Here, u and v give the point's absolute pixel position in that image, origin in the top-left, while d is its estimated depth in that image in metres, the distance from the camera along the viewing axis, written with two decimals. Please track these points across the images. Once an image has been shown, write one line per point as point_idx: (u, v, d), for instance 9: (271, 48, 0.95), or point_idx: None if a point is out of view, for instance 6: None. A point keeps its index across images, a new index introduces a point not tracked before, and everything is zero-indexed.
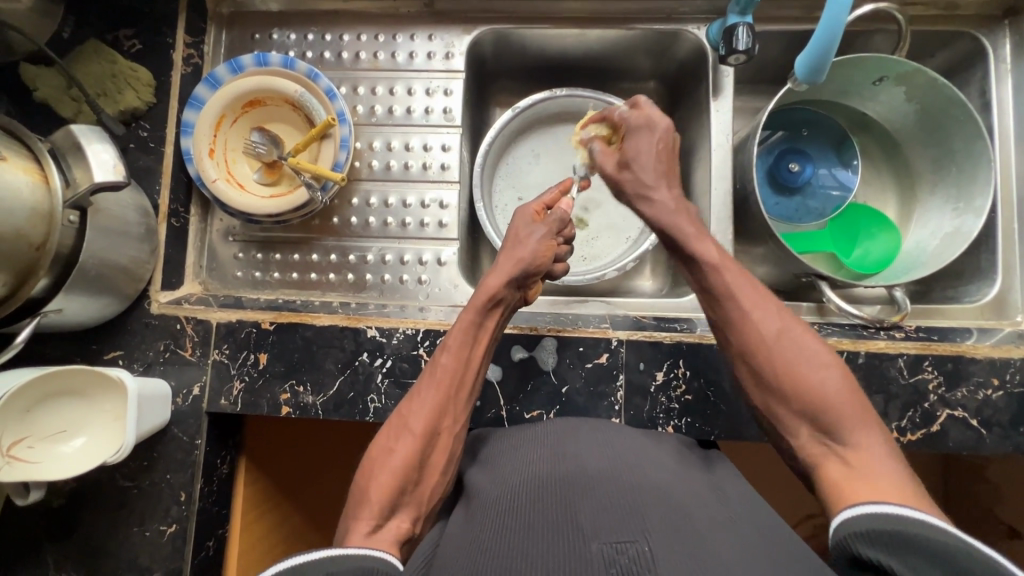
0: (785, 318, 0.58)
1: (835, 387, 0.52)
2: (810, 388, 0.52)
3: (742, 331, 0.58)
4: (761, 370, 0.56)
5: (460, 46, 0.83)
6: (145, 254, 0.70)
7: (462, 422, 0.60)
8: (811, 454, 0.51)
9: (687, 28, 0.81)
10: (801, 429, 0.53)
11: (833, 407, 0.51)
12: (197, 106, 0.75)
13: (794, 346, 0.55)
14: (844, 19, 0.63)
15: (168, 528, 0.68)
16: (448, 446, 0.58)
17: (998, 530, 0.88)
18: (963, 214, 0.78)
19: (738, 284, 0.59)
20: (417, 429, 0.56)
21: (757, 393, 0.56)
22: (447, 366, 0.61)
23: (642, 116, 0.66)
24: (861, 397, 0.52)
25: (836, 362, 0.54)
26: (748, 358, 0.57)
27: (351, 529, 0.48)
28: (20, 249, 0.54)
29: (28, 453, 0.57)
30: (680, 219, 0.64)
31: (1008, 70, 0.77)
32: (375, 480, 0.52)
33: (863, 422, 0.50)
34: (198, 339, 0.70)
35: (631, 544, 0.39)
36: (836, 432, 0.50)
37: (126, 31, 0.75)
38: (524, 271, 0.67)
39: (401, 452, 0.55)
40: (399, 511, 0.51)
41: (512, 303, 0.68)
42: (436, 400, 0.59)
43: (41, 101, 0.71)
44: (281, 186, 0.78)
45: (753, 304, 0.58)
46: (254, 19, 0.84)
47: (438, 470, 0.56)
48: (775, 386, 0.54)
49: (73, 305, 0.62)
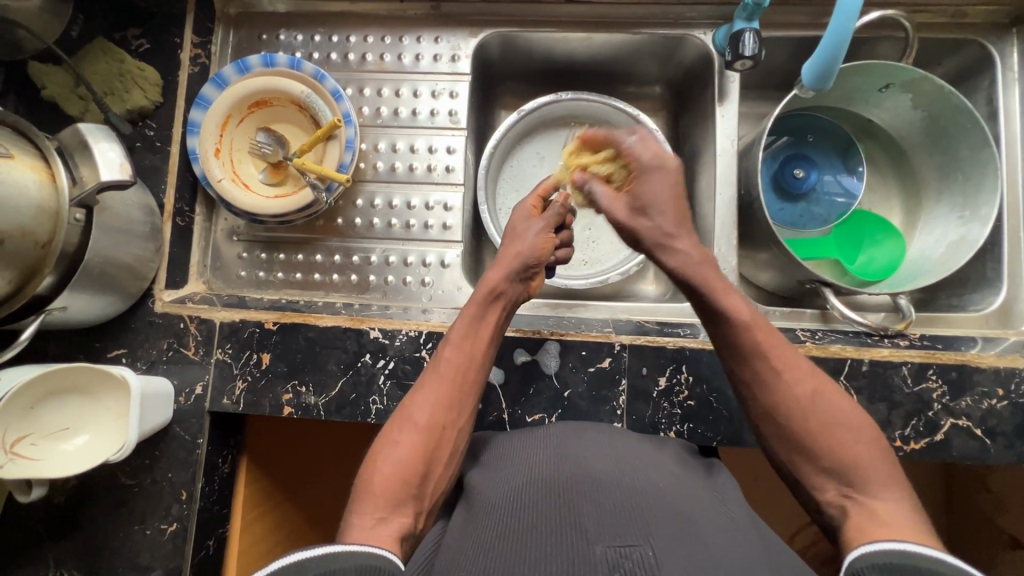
0: (819, 381, 0.57)
1: (866, 448, 0.51)
2: (843, 447, 0.52)
3: (772, 390, 0.57)
4: (789, 427, 0.55)
5: (467, 49, 0.83)
6: (150, 253, 0.70)
7: (466, 418, 0.60)
8: (833, 508, 0.50)
9: (694, 33, 0.81)
10: (825, 484, 0.52)
11: (863, 467, 0.50)
12: (203, 106, 0.75)
13: (828, 408, 0.55)
14: (852, 26, 0.63)
15: (169, 527, 0.68)
16: (451, 442, 0.57)
17: (1000, 541, 0.87)
18: (968, 223, 0.78)
19: (769, 342, 0.59)
20: (421, 421, 0.57)
21: (782, 449, 0.55)
22: (450, 360, 0.62)
23: (654, 155, 0.62)
24: (891, 461, 0.51)
25: (870, 426, 0.54)
26: (776, 415, 0.56)
27: (354, 523, 0.47)
28: (26, 247, 0.54)
29: (31, 451, 0.57)
30: (703, 269, 0.63)
31: (1015, 78, 0.77)
32: (380, 473, 0.52)
33: (892, 480, 0.49)
34: (201, 338, 0.70)
35: (634, 549, 0.39)
36: (862, 486, 0.49)
37: (134, 30, 0.76)
38: (523, 264, 0.68)
39: (405, 445, 0.55)
40: (403, 507, 0.50)
41: (514, 296, 0.68)
42: (438, 394, 0.59)
43: (48, 99, 0.72)
44: (286, 186, 0.78)
45: (783, 364, 0.58)
46: (261, 19, 0.84)
47: (442, 465, 0.56)
48: (804, 442, 0.54)
49: (77, 303, 0.62)
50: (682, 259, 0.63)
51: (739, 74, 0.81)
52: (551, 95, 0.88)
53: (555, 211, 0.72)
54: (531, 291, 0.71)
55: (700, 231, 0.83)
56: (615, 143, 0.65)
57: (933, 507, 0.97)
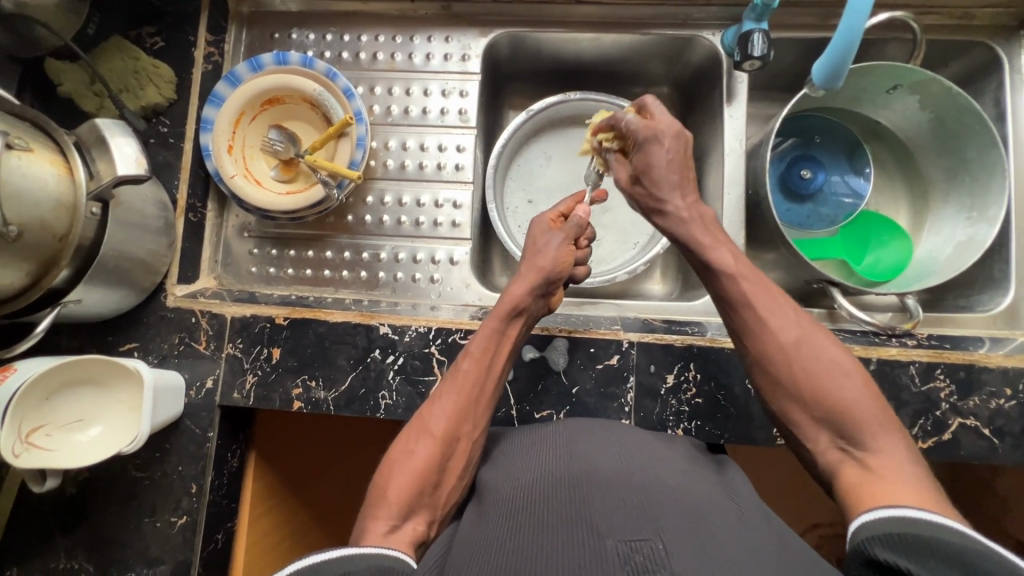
0: (806, 325, 0.57)
1: (854, 393, 0.51)
2: (832, 395, 0.52)
3: (758, 337, 0.57)
4: (778, 376, 0.55)
5: (477, 49, 0.84)
6: (163, 248, 0.71)
7: (481, 429, 0.59)
8: (829, 459, 0.51)
9: (702, 34, 0.81)
10: (819, 435, 0.52)
11: (852, 413, 0.50)
12: (216, 103, 0.76)
13: (814, 352, 0.55)
14: (863, 26, 0.63)
15: (179, 520, 0.68)
16: (466, 451, 0.57)
17: (1007, 543, 0.87)
18: (976, 223, 0.78)
19: (755, 292, 0.59)
20: (437, 433, 0.56)
21: (774, 398, 0.56)
22: (469, 373, 0.61)
23: (648, 129, 0.64)
24: (881, 404, 0.51)
25: (857, 368, 0.53)
26: (765, 364, 0.56)
27: (368, 528, 0.48)
28: (44, 240, 0.55)
29: (45, 441, 0.57)
30: (693, 225, 0.64)
31: (1023, 80, 0.77)
32: (394, 483, 0.52)
33: (882, 426, 0.50)
34: (212, 333, 0.71)
35: (644, 543, 0.39)
36: (855, 437, 0.50)
37: (150, 28, 0.77)
38: (547, 279, 0.67)
39: (421, 456, 0.54)
40: (416, 513, 0.51)
41: (534, 310, 0.68)
42: (456, 404, 0.58)
43: (65, 95, 0.73)
44: (297, 183, 0.79)
45: (770, 310, 0.58)
46: (274, 18, 0.85)
47: (456, 475, 0.56)
48: (794, 391, 0.54)
49: (92, 296, 0.63)
50: (676, 226, 0.65)
51: (746, 75, 0.82)
52: (560, 95, 0.89)
53: (576, 224, 0.72)
54: (551, 303, 0.71)
55: None
56: (619, 117, 0.68)
57: None
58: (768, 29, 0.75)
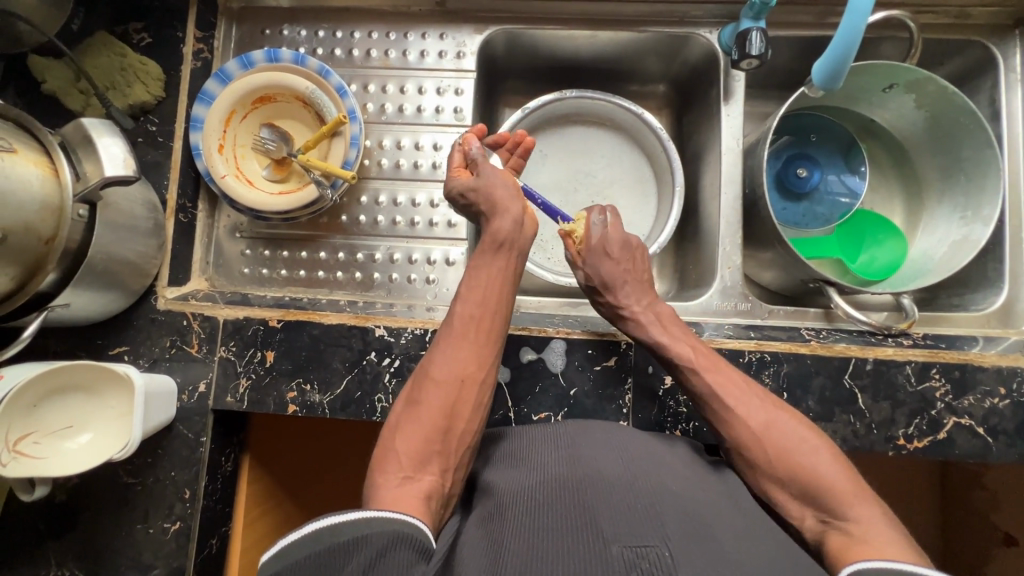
0: (769, 405, 0.59)
1: (830, 468, 0.53)
2: (809, 472, 0.53)
3: (730, 421, 0.59)
4: (757, 460, 0.56)
5: (471, 45, 0.82)
6: (153, 249, 0.69)
7: (487, 369, 0.60)
8: (815, 533, 0.52)
9: (700, 31, 0.81)
10: (804, 511, 0.53)
11: (829, 487, 0.52)
12: (206, 101, 0.74)
13: (783, 430, 0.56)
14: (862, 26, 0.63)
15: (171, 526, 0.67)
16: (476, 394, 0.58)
17: (995, 537, 0.89)
18: (971, 222, 0.78)
19: (718, 382, 0.61)
20: (440, 378, 0.57)
21: (758, 480, 0.56)
22: (463, 316, 0.61)
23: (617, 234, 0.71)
24: (853, 474, 0.53)
25: (823, 443, 0.55)
26: (743, 453, 0.57)
27: (380, 483, 0.49)
28: (29, 243, 0.54)
29: (33, 449, 0.56)
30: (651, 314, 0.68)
31: (1017, 79, 0.78)
32: (403, 434, 0.54)
33: (859, 494, 0.50)
34: (204, 335, 0.70)
35: (651, 549, 0.39)
36: (834, 509, 0.50)
37: (137, 24, 0.75)
38: (512, 199, 0.67)
39: (427, 405, 0.55)
40: (430, 464, 0.52)
41: (524, 240, 0.67)
42: (455, 350, 0.59)
43: (49, 93, 0.71)
44: (290, 183, 0.78)
45: (737, 401, 0.59)
46: (265, 14, 0.83)
47: (467, 418, 0.56)
48: (773, 472, 0.55)
49: (79, 300, 0.62)
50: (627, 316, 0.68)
51: (744, 73, 0.82)
52: (555, 92, 0.87)
53: (480, 156, 0.70)
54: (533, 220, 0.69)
55: (704, 230, 0.84)
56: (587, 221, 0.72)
57: (928, 504, 0.98)
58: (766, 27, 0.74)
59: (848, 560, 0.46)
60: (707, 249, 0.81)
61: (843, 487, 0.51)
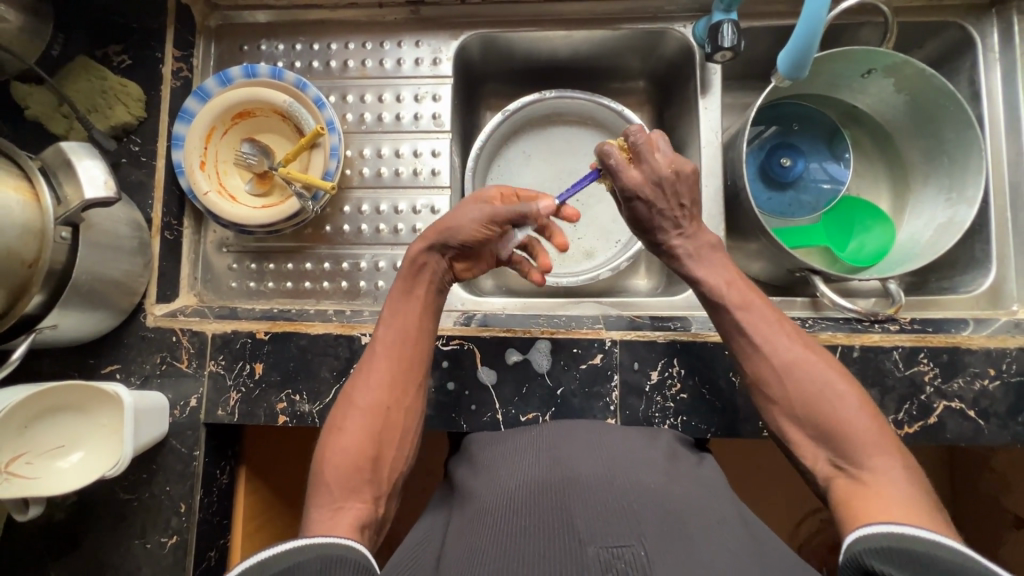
0: (805, 349, 0.59)
1: (856, 416, 0.53)
2: (829, 418, 0.54)
3: (759, 359, 0.60)
4: (781, 400, 0.58)
5: (447, 52, 0.83)
6: (139, 268, 0.70)
7: (411, 394, 0.62)
8: (828, 479, 0.53)
9: (674, 26, 0.81)
10: (820, 455, 0.54)
11: (850, 436, 0.52)
12: (186, 119, 0.75)
13: (815, 372, 0.57)
14: (825, 16, 0.63)
15: (169, 540, 0.68)
16: (401, 420, 0.60)
17: (1003, 520, 0.87)
18: (956, 204, 0.78)
19: (749, 318, 0.61)
20: (364, 405, 0.59)
21: (778, 421, 0.58)
22: (387, 341, 0.63)
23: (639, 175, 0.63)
24: (878, 423, 0.53)
25: (853, 391, 0.55)
26: (767, 390, 0.59)
27: (314, 516, 0.50)
28: (12, 267, 0.55)
29: (27, 470, 0.57)
30: (690, 260, 0.67)
31: (996, 58, 0.77)
32: (331, 462, 0.55)
33: (883, 450, 0.51)
34: (194, 351, 0.71)
35: (627, 549, 0.39)
36: (851, 456, 0.52)
37: (115, 47, 0.76)
38: (449, 243, 0.66)
39: (352, 432, 0.57)
40: (360, 492, 0.53)
41: (443, 271, 0.68)
42: (379, 375, 0.61)
43: (33, 119, 0.72)
44: (273, 196, 0.79)
45: (766, 336, 0.60)
46: (243, 31, 0.84)
47: (394, 444, 0.59)
48: (796, 414, 0.56)
49: (67, 321, 0.62)
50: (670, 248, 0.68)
51: (721, 66, 0.82)
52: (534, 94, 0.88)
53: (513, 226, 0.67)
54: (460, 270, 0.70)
55: None
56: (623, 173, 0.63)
57: (934, 489, 0.97)
58: (738, 19, 0.74)
59: (859, 522, 0.46)
60: None
61: (863, 438, 0.52)
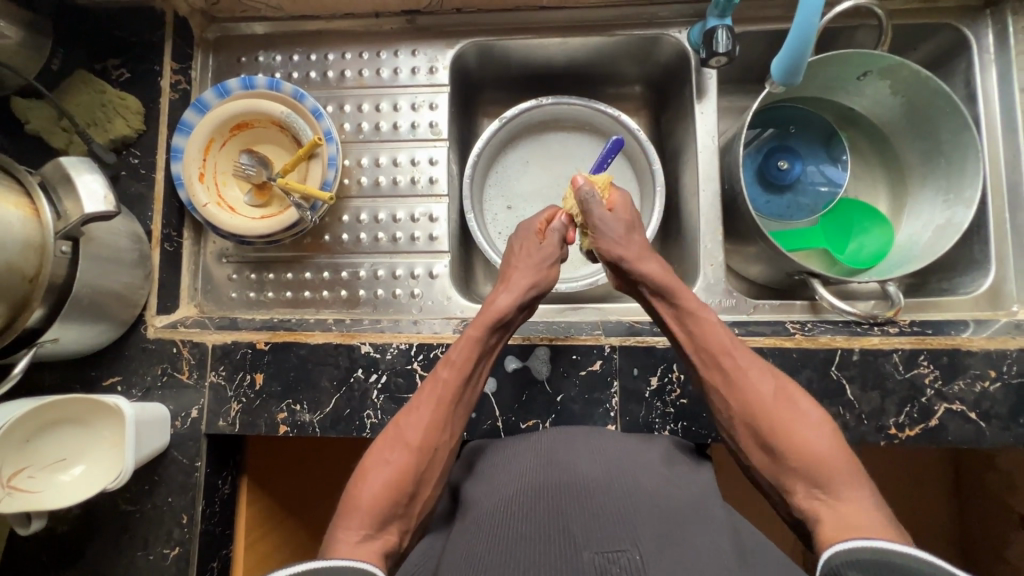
0: (781, 380, 0.61)
1: (828, 444, 0.55)
2: (803, 447, 0.55)
3: (738, 391, 0.60)
4: (757, 428, 0.58)
5: (444, 60, 0.83)
6: (139, 280, 0.71)
7: (455, 437, 0.62)
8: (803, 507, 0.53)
9: (669, 32, 0.81)
10: (796, 486, 0.55)
11: (824, 466, 0.53)
12: (185, 131, 0.75)
13: (792, 405, 0.58)
14: (817, 21, 0.64)
15: (171, 551, 0.68)
16: (443, 460, 0.60)
17: (1008, 520, 0.87)
18: (954, 206, 0.78)
19: (730, 344, 0.63)
20: (414, 442, 0.58)
21: (751, 451, 0.59)
22: (449, 381, 0.62)
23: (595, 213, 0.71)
24: (849, 454, 0.54)
25: (824, 420, 0.57)
26: (748, 421, 0.59)
27: (340, 537, 0.51)
28: (13, 282, 0.55)
29: (29, 483, 0.57)
30: (672, 282, 0.68)
31: (992, 59, 0.77)
32: (368, 488, 0.55)
33: (852, 477, 0.52)
34: (194, 362, 0.71)
35: (623, 553, 0.41)
36: (826, 486, 0.52)
37: (114, 60, 0.76)
38: (531, 296, 0.70)
39: (397, 465, 0.56)
40: (390, 523, 0.53)
41: (517, 323, 0.70)
42: (432, 414, 0.60)
43: (33, 134, 0.72)
44: (271, 207, 0.79)
45: (747, 362, 0.62)
46: (241, 42, 0.85)
47: (431, 484, 0.58)
48: (773, 446, 0.57)
49: (68, 334, 0.63)
50: (642, 263, 0.69)
51: (716, 71, 0.82)
52: (531, 101, 0.88)
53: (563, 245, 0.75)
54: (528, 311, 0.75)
55: (687, 228, 0.83)
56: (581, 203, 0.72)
57: (938, 489, 0.97)
58: (732, 24, 0.75)
59: (836, 542, 0.47)
60: (690, 248, 0.81)
61: (832, 462, 0.53)
